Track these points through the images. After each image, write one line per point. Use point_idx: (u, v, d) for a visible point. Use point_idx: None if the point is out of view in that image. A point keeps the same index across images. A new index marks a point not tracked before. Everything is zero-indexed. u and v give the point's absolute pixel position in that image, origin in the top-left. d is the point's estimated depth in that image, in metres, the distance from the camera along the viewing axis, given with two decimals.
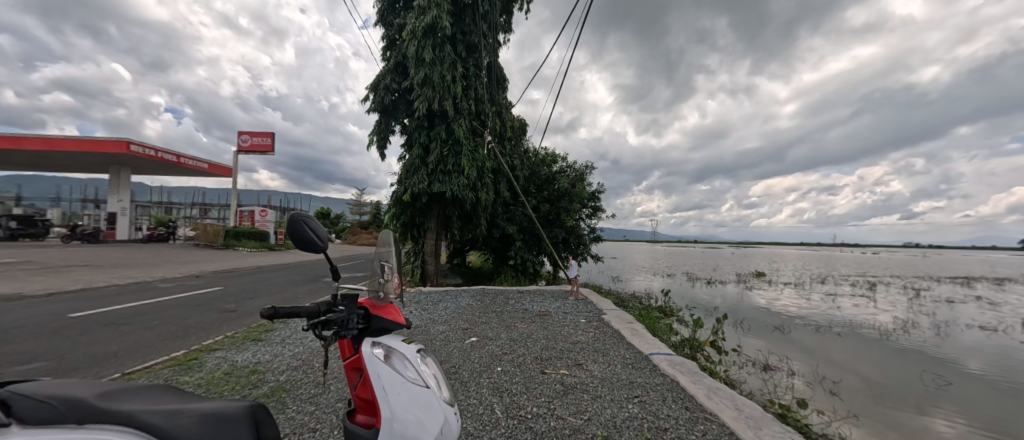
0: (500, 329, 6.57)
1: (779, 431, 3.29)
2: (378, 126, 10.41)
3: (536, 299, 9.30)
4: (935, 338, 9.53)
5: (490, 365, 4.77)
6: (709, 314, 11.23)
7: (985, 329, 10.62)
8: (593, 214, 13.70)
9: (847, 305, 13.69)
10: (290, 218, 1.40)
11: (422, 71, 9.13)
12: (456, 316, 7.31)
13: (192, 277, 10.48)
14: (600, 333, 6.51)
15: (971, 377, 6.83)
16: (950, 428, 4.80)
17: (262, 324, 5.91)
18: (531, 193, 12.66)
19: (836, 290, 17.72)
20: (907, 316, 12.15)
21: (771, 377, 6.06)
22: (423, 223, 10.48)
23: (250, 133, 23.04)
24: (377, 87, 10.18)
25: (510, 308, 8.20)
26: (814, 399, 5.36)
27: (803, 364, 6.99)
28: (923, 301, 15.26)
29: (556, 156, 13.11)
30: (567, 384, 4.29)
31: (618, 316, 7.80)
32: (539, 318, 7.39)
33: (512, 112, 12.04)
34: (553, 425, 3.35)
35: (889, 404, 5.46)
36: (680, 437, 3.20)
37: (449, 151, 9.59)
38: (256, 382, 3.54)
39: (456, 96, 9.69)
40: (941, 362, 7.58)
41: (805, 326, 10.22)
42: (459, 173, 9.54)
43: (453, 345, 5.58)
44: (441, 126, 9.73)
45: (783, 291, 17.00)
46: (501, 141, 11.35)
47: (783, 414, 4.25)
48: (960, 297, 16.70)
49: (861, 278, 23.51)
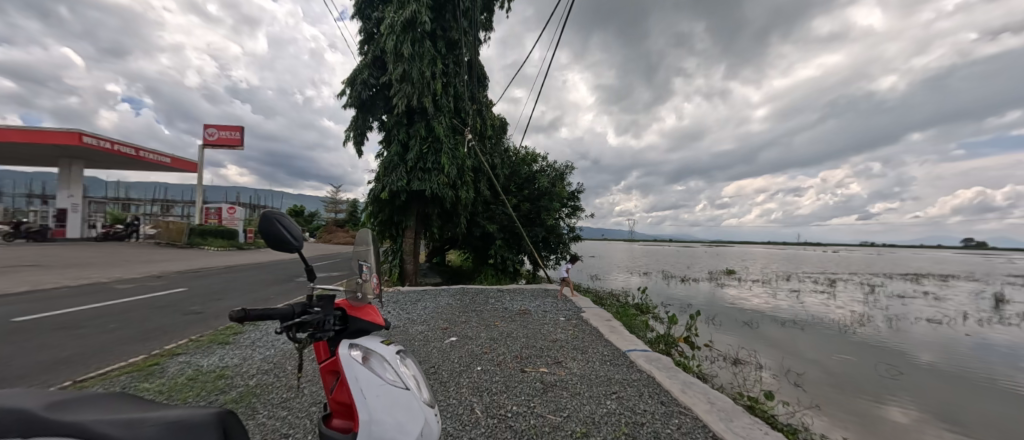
0: (479, 328, 6.56)
1: (749, 423, 3.43)
2: (355, 121, 10.20)
3: (516, 298, 9.32)
4: (887, 330, 10.25)
5: (469, 365, 4.75)
6: (683, 311, 11.64)
7: (931, 322, 11.43)
8: (573, 213, 13.87)
9: (811, 302, 14.44)
10: (261, 215, 1.32)
11: (401, 66, 8.98)
12: (435, 316, 7.24)
13: (152, 278, 9.88)
14: (579, 331, 6.62)
15: (921, 367, 7.34)
16: (903, 416, 5.14)
17: (230, 327, 5.65)
18: (512, 192, 12.65)
19: (799, 287, 18.68)
20: (865, 311, 12.91)
21: (741, 370, 6.33)
22: (402, 221, 10.37)
23: (217, 126, 21.96)
24: (354, 82, 9.94)
25: (490, 307, 8.19)
26: (780, 391, 5.62)
27: (770, 357, 7.34)
28: (878, 297, 16.30)
29: (535, 156, 13.22)
30: (547, 382, 4.33)
31: (597, 313, 7.97)
32: (519, 317, 7.43)
33: (493, 110, 12.00)
34: (532, 423, 3.36)
35: (848, 394, 5.79)
36: (655, 431, 3.29)
37: (429, 149, 9.45)
38: (223, 388, 3.38)
39: (435, 93, 9.61)
40: (894, 354, 8.13)
41: (772, 321, 10.75)
42: (438, 171, 9.44)
43: (433, 345, 5.53)
44: (420, 123, 9.57)
45: (752, 288, 17.74)
46: (482, 139, 11.29)
47: (752, 406, 4.46)
48: (910, 292, 17.93)
49: (822, 275, 24.88)
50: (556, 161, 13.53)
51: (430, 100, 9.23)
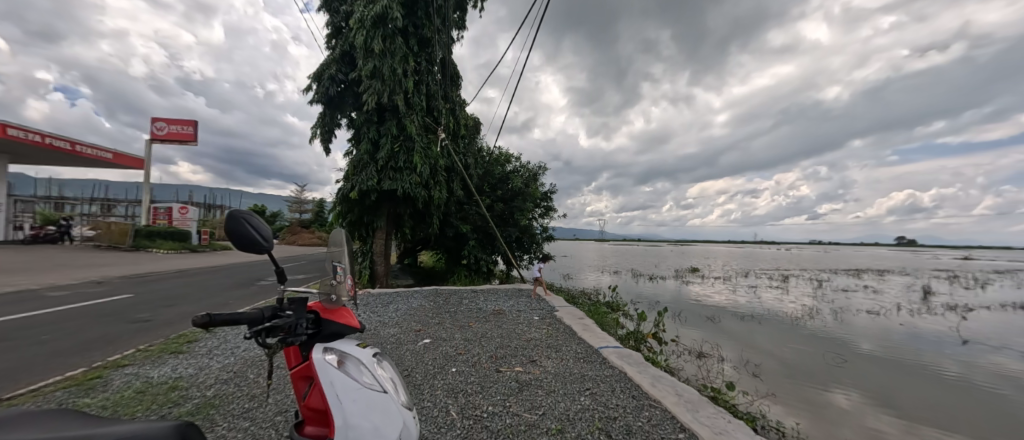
0: (453, 329, 6.50)
1: (713, 412, 3.61)
2: (322, 118, 9.84)
3: (490, 298, 9.31)
4: (834, 322, 11.07)
5: (444, 366, 4.70)
6: (651, 308, 12.07)
7: (871, 313, 12.46)
8: (546, 214, 14.03)
9: (767, 297, 15.36)
10: (227, 215, 1.25)
11: (371, 62, 8.75)
12: (408, 318, 7.10)
13: (92, 284, 9.07)
14: (553, 329, 6.70)
15: (862, 355, 7.98)
16: (848, 400, 5.57)
17: (184, 334, 5.30)
18: (485, 193, 12.62)
19: (756, 283, 19.82)
20: (814, 304, 13.87)
21: (705, 363, 6.65)
22: (373, 222, 10.11)
23: (167, 120, 20.46)
24: (321, 78, 9.59)
25: (463, 308, 8.13)
26: (740, 381, 5.95)
27: (731, 350, 7.74)
28: (825, 291, 17.59)
29: (509, 156, 13.27)
30: (522, 380, 4.36)
31: (570, 312, 8.11)
32: (493, 317, 7.43)
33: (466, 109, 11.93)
34: (508, 422, 3.38)
35: (801, 382, 6.20)
36: (627, 425, 3.39)
37: (400, 147, 9.26)
38: (176, 400, 3.17)
39: (407, 91, 9.42)
40: (839, 343, 8.80)
41: (732, 316, 11.34)
42: (410, 171, 9.27)
43: (406, 347, 5.43)
44: (392, 121, 9.36)
45: (714, 285, 18.63)
46: (455, 139, 11.21)
47: (715, 396, 4.70)
48: (852, 286, 19.50)
49: (777, 272, 26.51)
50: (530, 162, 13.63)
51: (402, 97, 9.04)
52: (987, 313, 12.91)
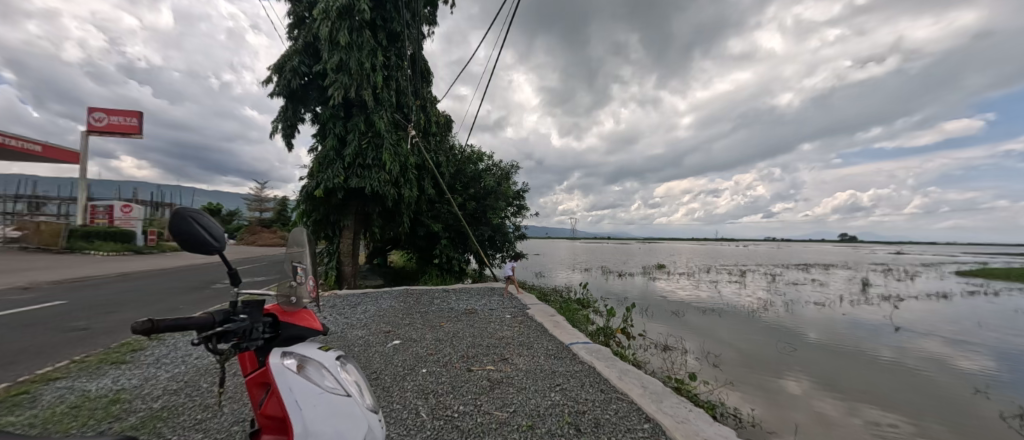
0: (424, 329, 6.41)
1: (675, 402, 3.77)
2: (284, 111, 9.39)
3: (462, 297, 9.25)
4: (786, 313, 11.86)
5: (414, 367, 4.62)
6: (620, 304, 12.43)
7: (818, 305, 13.44)
8: (518, 212, 14.09)
9: (726, 291, 16.20)
10: (175, 212, 1.17)
11: (336, 55, 8.44)
12: (377, 320, 6.92)
13: (18, 290, 8.21)
14: (524, 327, 6.74)
15: (810, 343, 8.61)
16: (798, 386, 5.98)
17: (127, 343, 4.90)
18: (457, 191, 12.50)
19: (717, 278, 20.87)
20: (769, 297, 14.78)
21: (670, 356, 6.93)
22: (339, 220, 9.77)
23: (106, 110, 18.77)
24: (282, 70, 9.15)
25: (435, 308, 8.03)
26: (702, 372, 6.25)
27: (693, 342, 8.10)
28: (778, 284, 18.81)
29: (481, 155, 13.20)
30: (493, 379, 4.36)
31: (541, 309, 8.20)
32: (465, 316, 7.39)
33: (437, 106, 11.76)
34: (479, 421, 3.37)
35: (757, 370, 6.59)
36: (596, 418, 3.48)
37: (368, 144, 8.99)
38: (117, 414, 2.92)
39: (376, 86, 9.17)
40: (790, 333, 9.44)
41: (695, 310, 11.88)
42: (379, 168, 9.02)
43: (374, 349, 5.30)
44: (359, 116, 9.07)
45: (678, 281, 19.45)
46: (426, 136, 11.02)
47: (679, 387, 4.91)
48: (802, 280, 20.98)
49: (736, 267, 28.04)
50: (502, 160, 13.65)
51: (370, 92, 8.79)
52: (915, 302, 14.28)
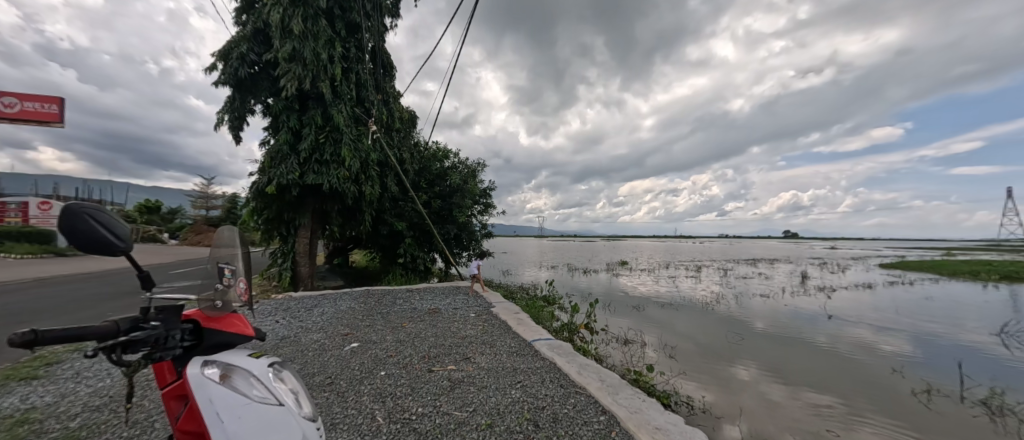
0: (385, 330, 6.22)
1: (630, 393, 3.92)
2: (231, 102, 8.76)
3: (426, 297, 9.08)
4: (736, 305, 12.66)
5: (372, 370, 4.48)
6: (584, 300, 12.72)
7: (764, 297, 14.47)
8: (485, 210, 14.01)
9: (684, 286, 17.04)
10: (67, 210, 1.05)
11: (289, 44, 7.98)
12: (334, 322, 6.63)
13: None
14: (488, 326, 6.72)
15: (757, 332, 9.24)
16: (745, 373, 6.41)
17: (42, 356, 4.38)
18: (421, 189, 12.22)
19: (675, 274, 21.92)
20: (721, 291, 15.71)
21: (630, 349, 7.18)
22: (294, 219, 9.26)
23: (19, 94, 16.61)
24: (228, 57, 8.50)
25: (397, 308, 7.82)
26: (659, 363, 6.53)
27: (652, 335, 8.45)
28: (730, 278, 20.04)
29: (447, 152, 12.99)
30: (454, 378, 4.31)
31: (506, 307, 8.22)
32: (428, 316, 7.25)
33: (400, 101, 11.42)
34: (438, 422, 3.32)
35: (710, 360, 6.98)
36: (555, 413, 3.53)
37: (325, 138, 8.58)
38: (25, 436, 2.60)
39: (334, 78, 8.78)
40: (740, 323, 10.07)
41: (654, 304, 12.39)
42: (337, 164, 8.62)
43: (330, 353, 5.07)
44: (315, 109, 8.63)
45: (640, 277, 20.20)
46: (388, 131, 10.68)
47: (637, 379, 5.11)
48: (750, 273, 22.50)
49: (692, 263, 29.58)
50: (468, 158, 13.52)
51: (328, 84, 8.38)
52: (846, 292, 15.75)
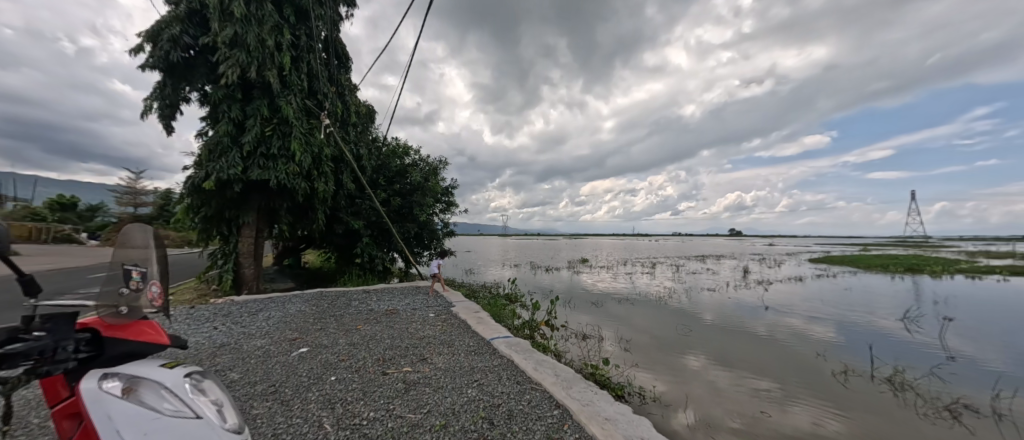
0: (338, 334, 5.95)
1: (584, 387, 4.03)
2: (161, 88, 7.96)
3: (383, 298, 8.80)
4: (687, 299, 13.45)
5: (321, 376, 4.26)
6: (545, 297, 12.93)
7: (711, 290, 15.48)
8: (446, 209, 13.80)
9: (640, 281, 17.83)
10: None
11: (230, 28, 7.39)
12: (281, 327, 6.24)
13: None
14: (447, 325, 6.63)
15: (705, 324, 9.86)
16: (693, 361, 6.82)
17: None
18: (380, 186, 11.79)
19: (633, 270, 22.88)
20: (674, 286, 16.61)
21: (588, 344, 7.39)
22: (237, 217, 8.60)
23: None
24: (158, 38, 7.71)
25: (352, 310, 7.52)
26: (615, 356, 6.78)
27: (609, 330, 8.76)
28: (682, 274, 21.25)
29: (407, 148, 12.65)
30: (409, 380, 4.21)
31: (467, 306, 8.16)
32: (385, 317, 7.03)
33: (357, 95, 10.94)
34: (390, 425, 3.23)
35: (662, 351, 7.36)
36: (510, 410, 3.55)
37: (272, 131, 8.03)
38: None
39: (282, 67, 8.24)
40: (690, 316, 10.70)
41: (612, 299, 12.86)
42: (285, 158, 8.10)
43: (275, 360, 4.76)
44: (260, 99, 8.04)
45: (599, 273, 20.88)
46: (343, 126, 10.20)
47: (593, 373, 5.27)
48: (700, 269, 24.00)
49: (649, 259, 31.02)
50: (429, 155, 13.25)
51: (275, 73, 7.85)
52: (782, 285, 17.25)
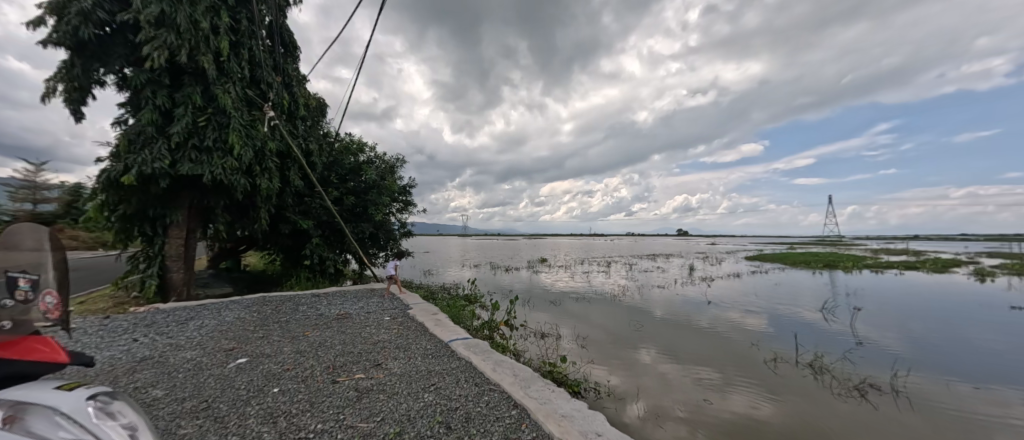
0: (282, 341, 5.55)
1: (542, 385, 4.08)
2: (68, 68, 6.98)
3: (335, 302, 8.34)
4: (639, 296, 14.09)
5: (263, 388, 3.94)
6: (505, 297, 12.95)
7: (661, 287, 16.34)
8: (403, 208, 13.39)
9: (596, 280, 18.43)
10: None
11: (156, 5, 6.64)
12: (217, 336, 5.71)
13: None
14: (403, 329, 6.42)
15: (656, 319, 10.39)
16: (645, 355, 7.14)
17: None
18: (331, 184, 11.18)
19: (589, 269, 23.58)
20: (627, 283, 17.35)
21: (547, 342, 7.50)
22: (164, 215, 7.74)
23: None
24: (65, 11, 6.74)
25: (299, 316, 7.04)
26: (572, 353, 6.93)
27: (567, 327, 8.95)
28: (634, 272, 22.24)
29: (361, 145, 12.11)
30: (361, 388, 4.01)
31: (424, 308, 7.96)
32: (336, 322, 6.67)
33: (306, 87, 10.29)
34: (340, 437, 3.05)
35: (616, 346, 7.63)
36: (468, 412, 3.49)
37: (207, 121, 7.33)
38: None
39: (219, 53, 7.55)
40: (642, 312, 11.21)
41: (570, 298, 13.16)
42: (222, 152, 7.42)
43: (209, 373, 4.34)
44: (192, 86, 7.30)
45: (558, 273, 21.30)
46: (290, 119, 9.55)
47: (551, 371, 5.35)
48: (651, 267, 25.28)
49: (604, 259, 32.15)
50: (385, 153, 12.79)
51: (211, 59, 7.16)
52: (723, 281, 18.62)
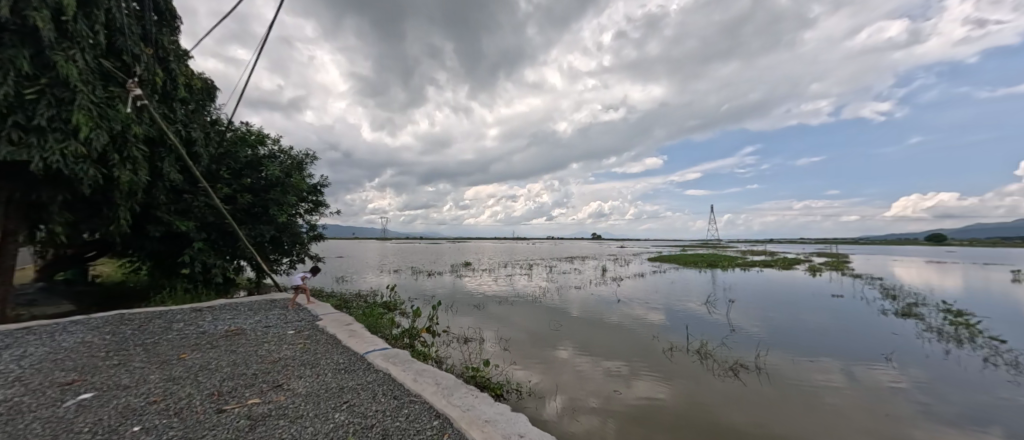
0: (148, 368, 4.55)
1: (465, 392, 3.97)
2: None
3: (223, 317, 7.16)
4: (558, 297, 14.75)
5: (116, 429, 3.16)
6: (426, 303, 12.49)
7: (578, 288, 17.33)
8: (312, 210, 12.15)
9: (518, 283, 18.82)
10: None
11: None
12: (47, 367, 4.46)
13: None
14: (310, 343, 5.75)
15: (574, 318, 10.96)
16: (564, 353, 7.46)
17: None
18: (221, 180, 9.63)
19: (512, 272, 24.04)
20: (548, 285, 18.04)
21: (469, 347, 7.39)
22: None
23: None
24: None
25: (173, 335, 5.88)
26: (495, 356, 6.92)
27: (490, 331, 8.95)
28: (554, 274, 23.26)
29: (261, 137, 10.68)
30: (255, 415, 3.46)
31: (335, 318, 7.28)
32: (224, 340, 5.71)
33: (188, 64, 8.73)
34: None
35: (537, 346, 7.84)
36: (385, 429, 3.22)
37: (39, 94, 5.75)
38: None
39: (60, 10, 5.99)
40: (561, 312, 11.73)
41: (493, 301, 13.20)
42: (63, 133, 5.89)
43: (32, 417, 3.35)
44: (16, 48, 5.66)
45: (481, 277, 21.26)
46: (166, 100, 8.01)
47: (473, 376, 5.26)
48: (569, 269, 26.73)
49: (526, 262, 33.07)
50: (291, 147, 11.47)
51: (48, 16, 5.64)
52: (631, 280, 20.46)
